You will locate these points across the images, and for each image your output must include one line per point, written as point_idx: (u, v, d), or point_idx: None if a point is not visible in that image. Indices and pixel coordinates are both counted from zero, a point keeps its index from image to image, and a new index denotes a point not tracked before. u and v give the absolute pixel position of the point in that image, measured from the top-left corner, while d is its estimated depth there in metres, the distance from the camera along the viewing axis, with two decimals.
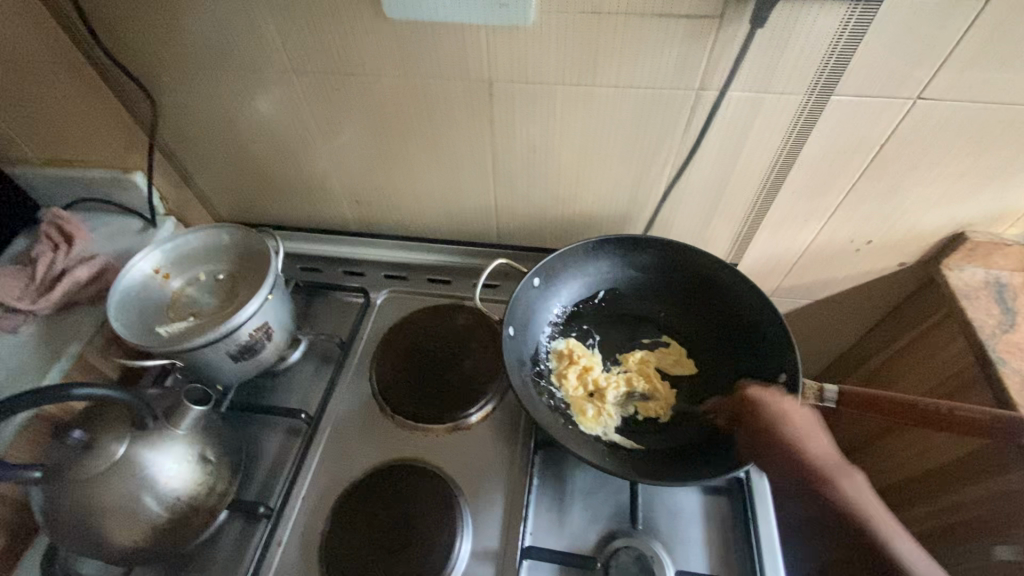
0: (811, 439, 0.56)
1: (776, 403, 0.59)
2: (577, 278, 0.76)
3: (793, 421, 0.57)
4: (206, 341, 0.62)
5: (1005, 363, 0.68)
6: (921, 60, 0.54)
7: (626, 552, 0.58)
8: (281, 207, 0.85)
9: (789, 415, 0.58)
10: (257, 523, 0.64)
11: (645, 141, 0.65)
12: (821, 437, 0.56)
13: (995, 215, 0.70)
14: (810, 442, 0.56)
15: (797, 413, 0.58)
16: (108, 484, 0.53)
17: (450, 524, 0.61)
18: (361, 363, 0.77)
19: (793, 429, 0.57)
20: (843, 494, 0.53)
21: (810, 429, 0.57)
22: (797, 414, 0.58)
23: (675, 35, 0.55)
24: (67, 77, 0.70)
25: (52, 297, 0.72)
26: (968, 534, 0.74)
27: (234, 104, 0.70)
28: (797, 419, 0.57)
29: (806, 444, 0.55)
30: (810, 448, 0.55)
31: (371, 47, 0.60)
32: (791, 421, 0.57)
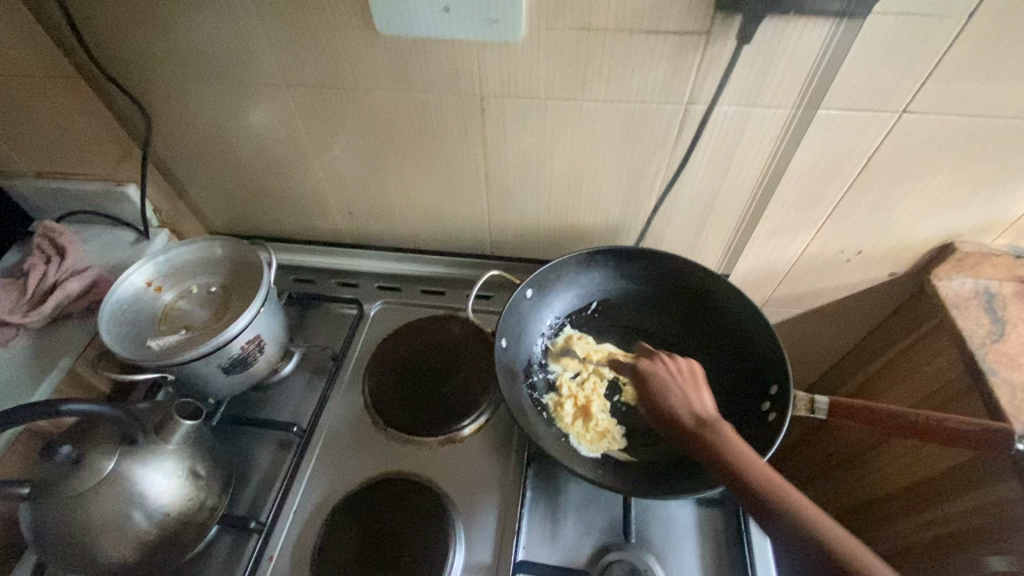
0: (687, 409, 0.59)
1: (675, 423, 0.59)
2: (569, 290, 0.76)
3: (676, 387, 0.61)
4: (197, 355, 0.62)
5: (996, 373, 0.69)
6: (906, 74, 0.55)
7: (619, 566, 0.58)
8: (274, 219, 0.85)
9: (670, 381, 0.62)
10: (248, 538, 0.63)
11: (635, 154, 0.66)
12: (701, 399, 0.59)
13: (982, 226, 0.70)
14: (684, 409, 0.59)
15: (680, 376, 0.62)
16: (97, 501, 0.53)
17: (441, 538, 0.61)
18: (353, 376, 0.77)
19: (672, 395, 0.61)
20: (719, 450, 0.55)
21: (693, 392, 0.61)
22: (681, 378, 0.62)
23: (664, 51, 0.55)
24: (60, 91, 0.71)
25: (43, 311, 0.72)
26: (960, 545, 0.74)
27: (227, 118, 0.70)
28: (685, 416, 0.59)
29: (689, 407, 0.59)
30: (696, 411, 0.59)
31: (362, 60, 0.61)
32: (668, 391, 0.61)
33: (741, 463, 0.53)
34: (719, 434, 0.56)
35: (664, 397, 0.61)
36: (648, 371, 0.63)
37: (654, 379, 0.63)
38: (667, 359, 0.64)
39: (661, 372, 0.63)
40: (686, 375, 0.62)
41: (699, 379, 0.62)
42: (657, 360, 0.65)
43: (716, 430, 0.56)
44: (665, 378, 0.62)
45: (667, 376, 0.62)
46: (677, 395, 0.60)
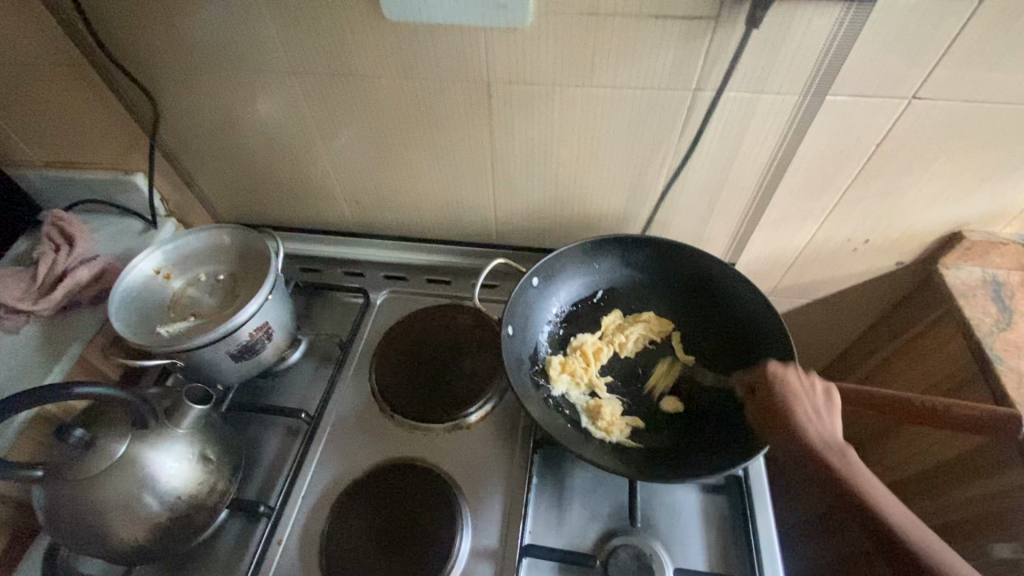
0: (814, 425, 0.56)
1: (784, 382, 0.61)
2: (575, 278, 0.76)
3: (812, 401, 0.58)
4: (207, 342, 0.63)
5: (1002, 361, 0.69)
6: (916, 59, 0.55)
7: (625, 550, 0.59)
8: (281, 208, 0.85)
9: (816, 397, 0.59)
10: (257, 522, 0.64)
11: (643, 141, 0.66)
12: (835, 421, 0.57)
13: (990, 214, 0.70)
14: (812, 427, 0.56)
15: (809, 387, 0.60)
16: (110, 483, 0.53)
17: (448, 523, 0.61)
18: (360, 364, 0.77)
19: (806, 413, 0.57)
20: (831, 459, 0.54)
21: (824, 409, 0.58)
22: (813, 395, 0.59)
23: (672, 37, 0.55)
24: (67, 78, 0.71)
25: (53, 298, 0.72)
26: (967, 533, 0.74)
27: (234, 106, 0.70)
28: (813, 397, 0.59)
29: (806, 416, 0.57)
30: (823, 432, 0.56)
31: (369, 48, 0.61)
32: (796, 404, 0.58)
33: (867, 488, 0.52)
34: (849, 462, 0.54)
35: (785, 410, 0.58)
36: (774, 381, 0.61)
37: (787, 389, 0.60)
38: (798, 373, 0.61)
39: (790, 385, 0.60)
40: (819, 391, 0.59)
41: (834, 401, 0.59)
42: (787, 371, 0.62)
43: (846, 455, 0.54)
44: (800, 393, 0.59)
45: (800, 390, 0.59)
46: (809, 414, 0.57)
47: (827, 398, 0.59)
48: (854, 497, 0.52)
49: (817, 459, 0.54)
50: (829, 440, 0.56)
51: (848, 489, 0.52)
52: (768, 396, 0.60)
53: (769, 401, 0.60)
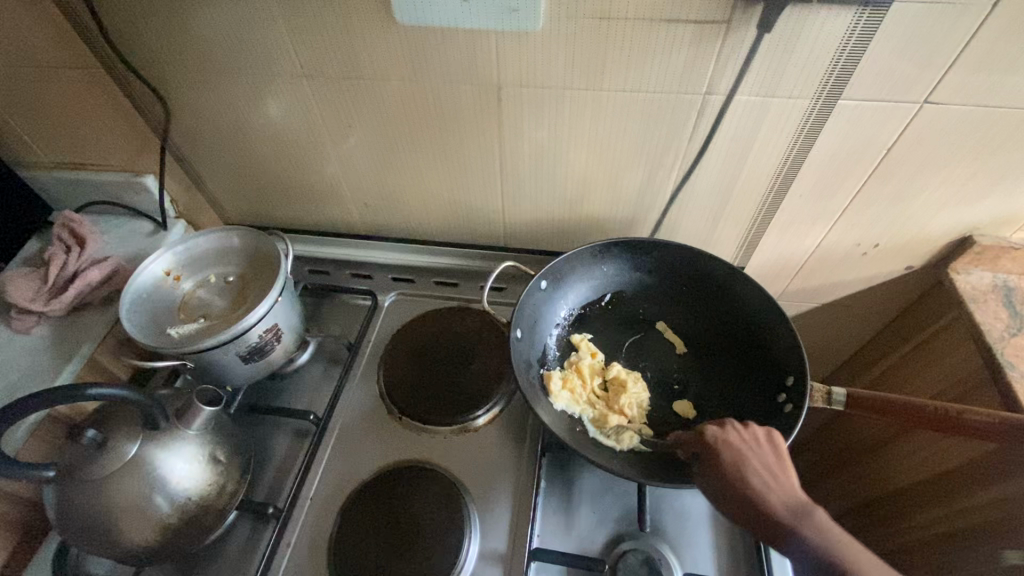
0: (772, 489, 0.51)
1: (727, 444, 0.55)
2: (584, 282, 0.76)
3: (758, 461, 0.53)
4: (217, 343, 0.63)
5: (1014, 367, 0.68)
6: (928, 64, 0.54)
7: (633, 555, 0.58)
8: (290, 210, 0.85)
9: (764, 453, 0.54)
10: (266, 524, 0.64)
11: (652, 144, 0.66)
12: (786, 476, 0.52)
13: (1001, 218, 0.70)
14: (767, 491, 0.51)
15: (752, 444, 0.55)
16: (120, 484, 0.54)
17: (456, 526, 0.61)
18: (368, 366, 0.77)
19: (756, 476, 0.52)
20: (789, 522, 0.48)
21: (763, 467, 0.53)
22: (758, 449, 0.54)
23: (683, 40, 0.55)
24: (81, 81, 0.71)
25: (64, 299, 0.73)
26: (978, 540, 0.74)
27: (245, 108, 0.71)
28: (758, 454, 0.54)
29: (755, 477, 0.52)
30: (783, 495, 0.50)
31: (379, 51, 0.61)
32: (746, 466, 0.53)
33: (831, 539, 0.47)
34: (812, 520, 0.48)
35: (734, 476, 0.52)
36: (718, 443, 0.55)
37: (731, 451, 0.54)
38: (738, 427, 0.57)
39: (737, 447, 0.54)
40: (766, 447, 0.55)
41: (778, 448, 0.55)
42: (727, 430, 0.57)
43: (810, 518, 0.48)
44: (743, 449, 0.54)
45: (744, 449, 0.54)
46: (761, 474, 0.52)
47: (775, 454, 0.54)
48: (839, 571, 0.45)
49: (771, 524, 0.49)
50: (791, 504, 0.50)
51: (848, 564, 0.45)
52: (713, 462, 0.54)
53: (718, 475, 0.53)
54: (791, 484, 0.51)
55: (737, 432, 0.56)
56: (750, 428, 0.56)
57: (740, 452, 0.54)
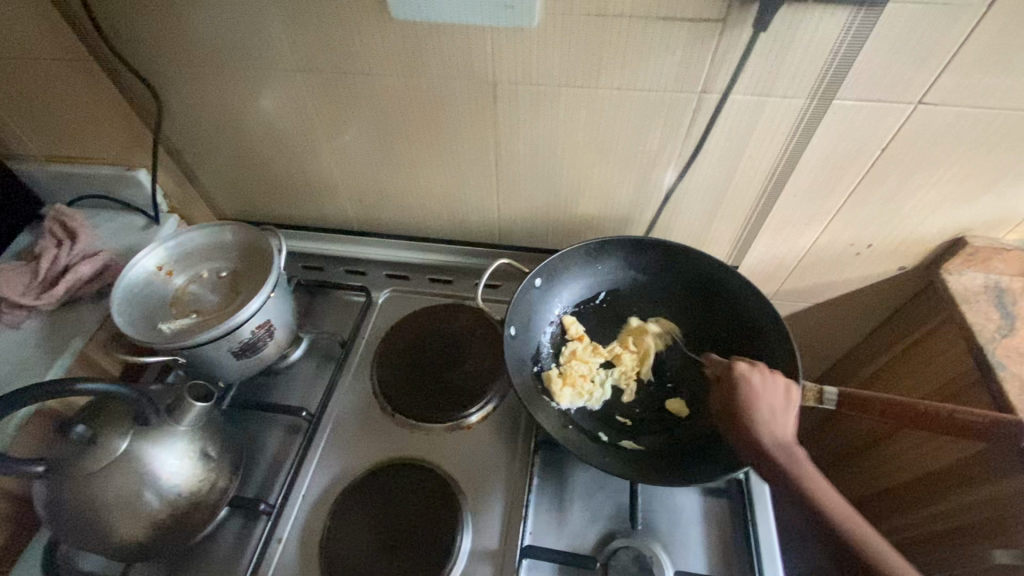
0: (772, 432, 0.56)
1: (742, 383, 0.59)
2: (578, 279, 0.76)
3: (776, 407, 0.57)
4: (209, 339, 0.63)
5: (1004, 367, 0.69)
6: (922, 65, 0.55)
7: (625, 552, 0.59)
8: (283, 205, 0.85)
9: (782, 400, 0.58)
10: (257, 520, 0.64)
11: (647, 142, 0.65)
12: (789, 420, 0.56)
13: (994, 220, 0.70)
14: (765, 430, 0.56)
15: (774, 391, 0.58)
16: (110, 479, 0.53)
17: (448, 523, 0.61)
18: (362, 362, 0.77)
19: (759, 416, 0.57)
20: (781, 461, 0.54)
21: (774, 409, 0.57)
22: (773, 393, 0.58)
23: (679, 38, 0.55)
24: (72, 73, 0.71)
25: (55, 293, 0.72)
26: (967, 538, 0.74)
27: (238, 102, 0.70)
28: (770, 395, 0.58)
29: (766, 423, 0.56)
30: (778, 433, 0.56)
31: (373, 46, 0.61)
32: (755, 404, 0.58)
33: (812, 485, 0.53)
34: (804, 471, 0.54)
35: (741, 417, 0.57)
36: (739, 388, 0.59)
37: (745, 394, 0.59)
38: (765, 370, 0.60)
39: (752, 387, 0.59)
40: (781, 389, 0.58)
41: (793, 397, 0.58)
42: (752, 371, 0.60)
43: (794, 458, 0.54)
44: (757, 391, 0.58)
45: (759, 390, 0.58)
46: (768, 422, 0.56)
47: (790, 402, 0.58)
48: (802, 499, 0.53)
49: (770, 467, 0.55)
50: (781, 443, 0.55)
51: (812, 497, 0.52)
52: (727, 400, 0.60)
53: (727, 407, 0.59)
54: (789, 420, 0.56)
55: (754, 374, 0.59)
56: (773, 374, 0.59)
57: (753, 392, 0.58)
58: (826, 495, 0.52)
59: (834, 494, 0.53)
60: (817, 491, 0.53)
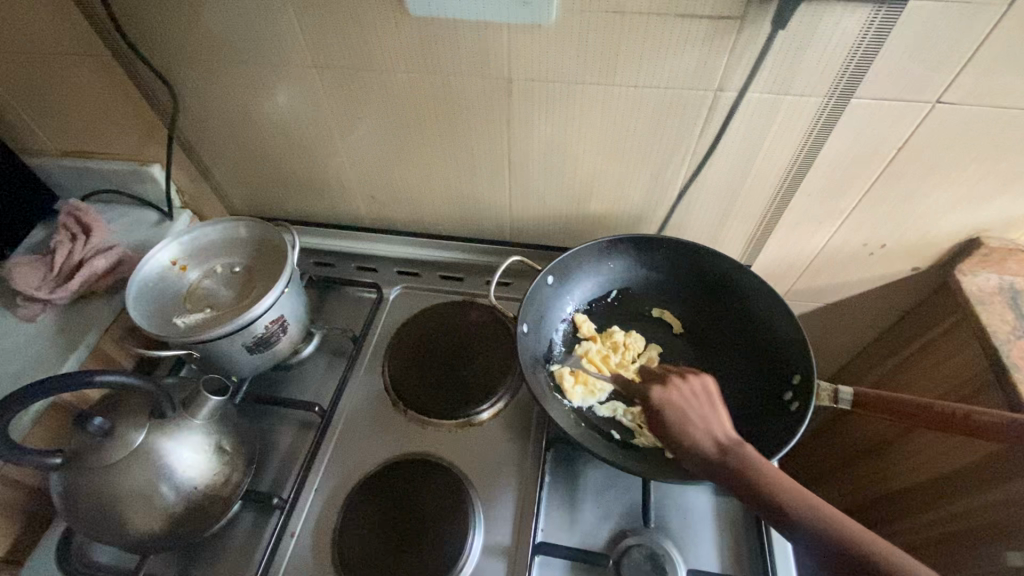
0: (707, 436, 0.56)
1: (665, 396, 0.60)
2: (590, 277, 0.76)
3: (695, 411, 0.58)
4: (223, 333, 0.63)
5: (1019, 369, 0.68)
6: (940, 65, 0.54)
7: (638, 550, 0.59)
8: (296, 201, 0.85)
9: (700, 403, 0.59)
10: (270, 514, 0.64)
11: (662, 139, 0.65)
12: (723, 425, 0.57)
13: (1010, 220, 0.69)
14: (703, 436, 0.56)
15: (694, 396, 0.59)
16: (127, 472, 0.54)
17: (461, 519, 0.61)
18: (374, 358, 0.77)
19: (691, 423, 0.57)
20: (739, 471, 0.53)
21: (699, 422, 0.57)
22: (697, 401, 0.59)
23: (696, 36, 0.55)
24: (88, 68, 0.71)
25: (70, 287, 0.73)
26: (981, 541, 0.74)
27: (253, 98, 0.70)
28: (696, 405, 0.58)
29: (711, 434, 0.56)
30: (717, 435, 0.56)
31: (389, 42, 0.61)
32: (686, 418, 0.58)
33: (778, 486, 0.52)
34: (751, 463, 0.54)
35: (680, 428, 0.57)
36: (665, 403, 0.59)
37: (670, 407, 0.59)
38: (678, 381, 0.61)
39: (676, 404, 0.59)
40: (703, 398, 0.59)
41: (719, 405, 0.58)
42: (670, 387, 0.61)
43: (743, 457, 0.54)
44: (683, 404, 0.59)
45: (683, 403, 0.59)
46: (698, 427, 0.57)
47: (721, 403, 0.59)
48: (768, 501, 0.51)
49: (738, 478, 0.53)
50: (727, 446, 0.56)
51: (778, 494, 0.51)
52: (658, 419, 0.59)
53: (659, 422, 0.59)
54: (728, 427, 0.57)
55: (665, 395, 0.60)
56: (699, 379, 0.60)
57: (677, 406, 0.59)
58: (782, 487, 0.52)
59: (787, 482, 0.52)
60: (778, 482, 0.52)
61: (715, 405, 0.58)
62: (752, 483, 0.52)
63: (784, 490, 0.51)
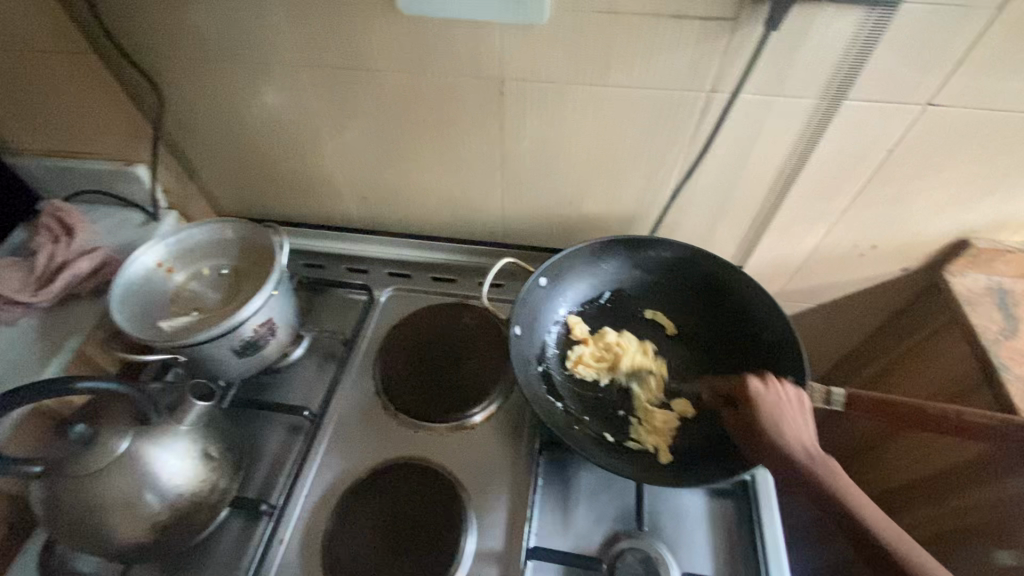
0: (796, 440, 0.55)
1: (766, 396, 0.58)
2: (583, 279, 0.76)
3: (788, 414, 0.57)
4: (210, 337, 0.62)
5: (1008, 369, 0.69)
6: (930, 67, 0.55)
7: (631, 554, 0.58)
8: (284, 202, 0.84)
9: (790, 407, 0.57)
10: (259, 521, 0.63)
11: (654, 141, 0.65)
12: (811, 429, 0.56)
13: (999, 222, 0.70)
14: (791, 436, 0.55)
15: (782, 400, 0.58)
16: (110, 480, 0.52)
17: (454, 524, 0.61)
18: (364, 361, 0.76)
19: (782, 425, 0.56)
20: (823, 477, 0.54)
21: (797, 421, 0.56)
22: (788, 402, 0.58)
23: (689, 37, 0.55)
24: (70, 66, 0.69)
25: (52, 290, 0.71)
26: (971, 539, 0.74)
27: (240, 98, 0.69)
28: (791, 407, 0.58)
29: (801, 439, 0.55)
30: (807, 443, 0.56)
31: (380, 42, 0.60)
32: (782, 418, 0.57)
33: (850, 499, 0.53)
34: (828, 470, 0.54)
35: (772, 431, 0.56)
36: (757, 400, 0.58)
37: (766, 406, 0.58)
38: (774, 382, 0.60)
39: (771, 401, 0.58)
40: (798, 400, 0.58)
41: (808, 407, 0.58)
42: (767, 385, 0.59)
43: (829, 464, 0.55)
44: (776, 404, 0.58)
45: (779, 403, 0.58)
46: (794, 428, 0.56)
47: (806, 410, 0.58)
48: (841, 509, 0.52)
49: (813, 485, 0.54)
50: (810, 452, 0.55)
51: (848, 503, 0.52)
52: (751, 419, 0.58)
53: (749, 420, 0.58)
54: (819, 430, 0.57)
55: (774, 388, 0.59)
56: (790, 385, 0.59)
57: (780, 404, 0.58)
58: (854, 495, 0.53)
59: (857, 493, 0.53)
60: (853, 493, 0.53)
61: (804, 407, 0.58)
62: (830, 492, 0.53)
63: (855, 499, 0.53)
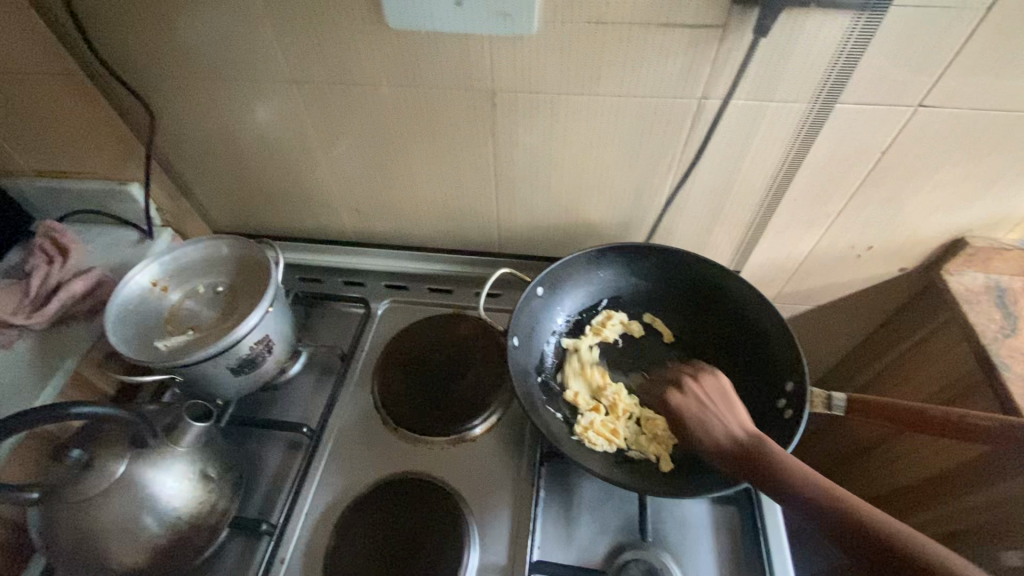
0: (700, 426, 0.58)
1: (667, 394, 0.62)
2: (580, 287, 0.75)
3: (718, 405, 0.59)
4: (207, 356, 0.61)
5: (1009, 368, 0.69)
6: (921, 69, 0.55)
7: (636, 565, 0.58)
8: (279, 217, 0.84)
9: (722, 398, 0.59)
10: (259, 541, 0.62)
11: (648, 148, 0.65)
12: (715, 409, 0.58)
13: (995, 220, 0.70)
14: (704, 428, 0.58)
15: (712, 394, 0.60)
16: (109, 505, 0.52)
17: (456, 539, 0.60)
18: (363, 375, 0.76)
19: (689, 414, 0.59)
20: (751, 455, 0.54)
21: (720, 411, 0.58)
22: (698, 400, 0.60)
23: (679, 45, 0.55)
24: (61, 88, 0.69)
25: (47, 313, 0.71)
26: (976, 540, 0.74)
27: (232, 115, 0.69)
28: (706, 401, 0.60)
29: (728, 430, 0.56)
30: (730, 428, 0.56)
31: (369, 55, 0.60)
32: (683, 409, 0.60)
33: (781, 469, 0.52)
34: (765, 451, 0.54)
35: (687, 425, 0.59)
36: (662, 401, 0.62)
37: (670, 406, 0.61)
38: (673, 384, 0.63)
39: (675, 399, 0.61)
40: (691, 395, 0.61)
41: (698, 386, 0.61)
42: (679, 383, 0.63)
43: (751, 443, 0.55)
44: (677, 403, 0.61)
45: (691, 399, 0.60)
46: (696, 413, 0.59)
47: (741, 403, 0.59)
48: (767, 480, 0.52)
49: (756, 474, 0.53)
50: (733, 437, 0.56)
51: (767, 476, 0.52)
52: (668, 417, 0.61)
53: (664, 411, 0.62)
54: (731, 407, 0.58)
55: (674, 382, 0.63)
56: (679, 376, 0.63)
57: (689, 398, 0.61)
58: (781, 462, 0.52)
59: (785, 461, 0.52)
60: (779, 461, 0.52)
61: (720, 395, 0.60)
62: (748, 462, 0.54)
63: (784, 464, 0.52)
